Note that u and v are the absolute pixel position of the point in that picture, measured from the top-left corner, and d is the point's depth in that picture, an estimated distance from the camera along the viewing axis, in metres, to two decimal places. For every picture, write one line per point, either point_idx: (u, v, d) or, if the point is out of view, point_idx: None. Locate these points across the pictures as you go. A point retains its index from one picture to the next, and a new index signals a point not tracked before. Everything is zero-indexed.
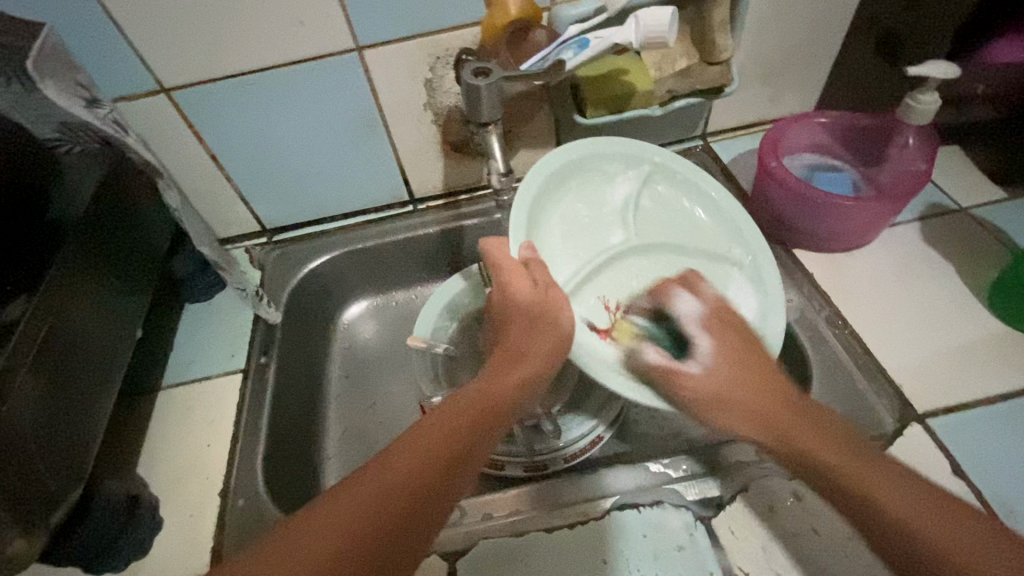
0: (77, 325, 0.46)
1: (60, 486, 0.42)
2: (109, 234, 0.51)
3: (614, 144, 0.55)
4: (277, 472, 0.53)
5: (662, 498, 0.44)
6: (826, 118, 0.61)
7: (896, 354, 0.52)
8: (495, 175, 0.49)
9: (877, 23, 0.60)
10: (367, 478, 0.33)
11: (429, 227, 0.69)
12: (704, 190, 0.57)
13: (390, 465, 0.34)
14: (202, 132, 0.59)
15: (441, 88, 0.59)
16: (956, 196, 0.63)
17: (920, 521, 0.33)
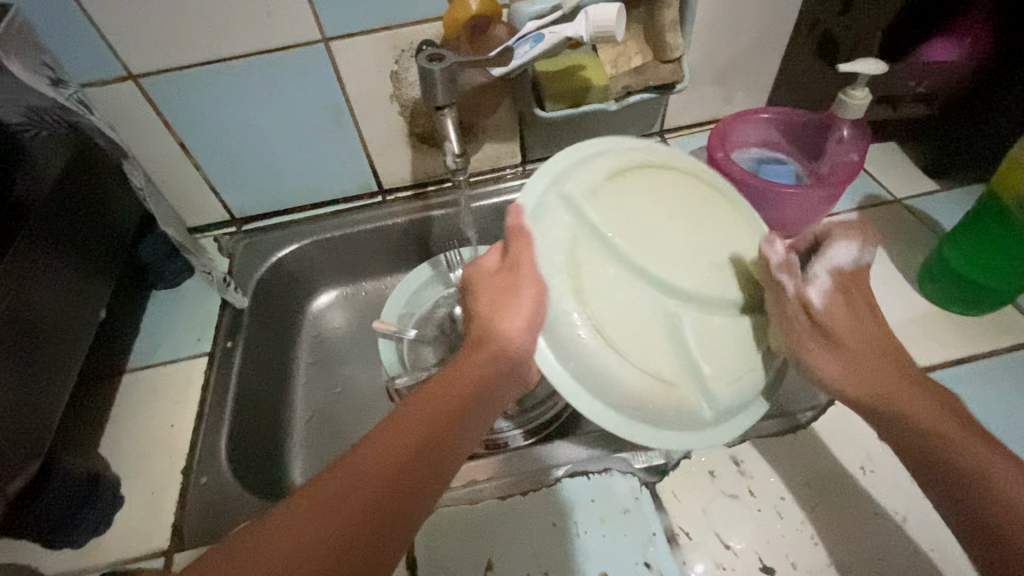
0: (35, 301, 0.46)
1: (19, 458, 0.42)
2: (74, 217, 0.52)
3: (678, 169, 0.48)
4: (242, 450, 0.54)
5: (610, 466, 0.47)
6: (770, 115, 0.65)
7: None
8: (451, 157, 0.51)
9: (816, 26, 0.64)
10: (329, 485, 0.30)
11: (396, 218, 0.71)
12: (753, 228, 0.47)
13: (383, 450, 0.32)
14: (171, 119, 0.60)
15: (406, 81, 0.61)
16: (891, 189, 0.68)
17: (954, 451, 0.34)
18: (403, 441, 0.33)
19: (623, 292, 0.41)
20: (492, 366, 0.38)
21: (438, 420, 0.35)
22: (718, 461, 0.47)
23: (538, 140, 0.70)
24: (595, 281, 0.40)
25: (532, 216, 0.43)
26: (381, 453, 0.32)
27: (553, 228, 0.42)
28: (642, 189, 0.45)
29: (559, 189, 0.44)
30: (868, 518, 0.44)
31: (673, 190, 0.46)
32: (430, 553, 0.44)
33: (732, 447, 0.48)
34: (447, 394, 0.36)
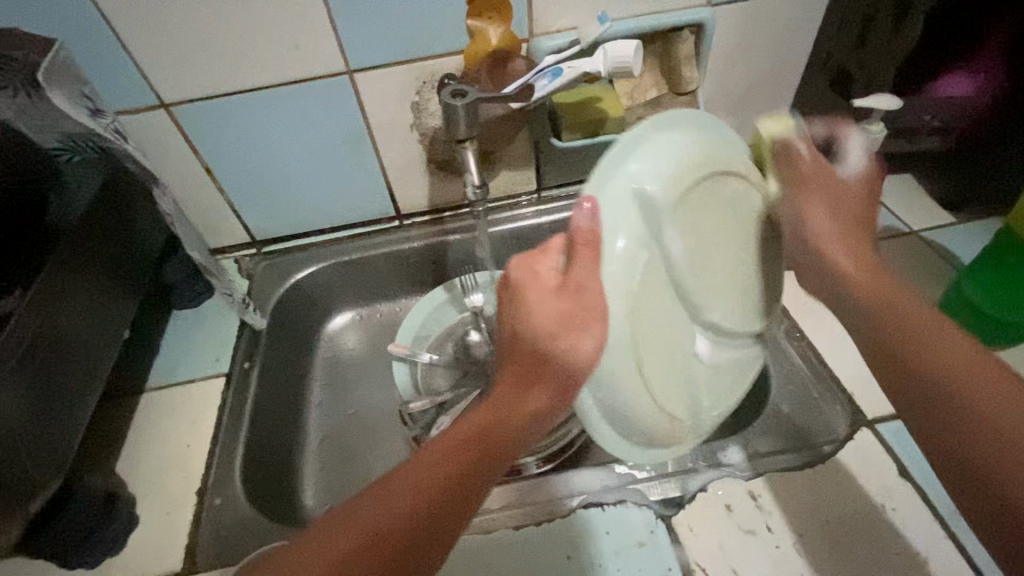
0: (62, 321, 0.47)
1: (40, 477, 0.43)
2: (102, 240, 0.53)
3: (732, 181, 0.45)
4: (256, 473, 0.54)
5: (625, 497, 0.47)
6: None
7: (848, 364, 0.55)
8: (471, 187, 0.52)
9: (830, 61, 0.65)
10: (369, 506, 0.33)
11: (414, 242, 0.72)
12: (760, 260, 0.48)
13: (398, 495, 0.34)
14: (199, 146, 0.62)
15: (427, 111, 0.63)
16: (908, 221, 0.68)
17: (976, 411, 0.32)
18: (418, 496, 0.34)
19: (656, 320, 0.41)
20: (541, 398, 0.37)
21: (489, 444, 0.36)
22: (735, 495, 0.47)
23: (554, 168, 0.71)
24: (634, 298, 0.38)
25: (605, 206, 0.37)
26: (421, 478, 0.34)
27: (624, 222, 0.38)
28: (693, 205, 0.42)
29: (622, 188, 0.38)
30: (890, 558, 0.43)
31: (718, 210, 0.44)
32: None
33: (750, 481, 0.47)
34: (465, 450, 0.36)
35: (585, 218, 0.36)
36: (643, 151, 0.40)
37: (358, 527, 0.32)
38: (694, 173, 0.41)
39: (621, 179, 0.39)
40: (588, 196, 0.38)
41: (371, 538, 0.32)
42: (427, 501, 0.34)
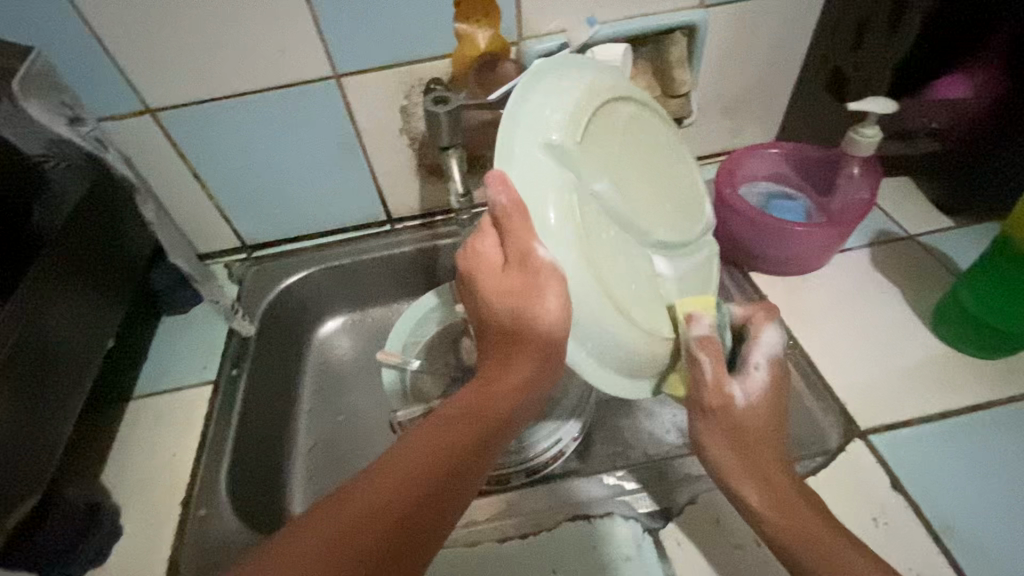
0: (49, 331, 0.47)
1: (20, 490, 0.42)
2: (90, 247, 0.53)
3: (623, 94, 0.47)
4: (243, 482, 0.54)
5: (613, 510, 0.46)
6: (779, 150, 0.65)
7: (842, 373, 0.54)
8: (455, 196, 0.52)
9: (826, 61, 0.64)
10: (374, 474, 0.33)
11: (404, 247, 0.72)
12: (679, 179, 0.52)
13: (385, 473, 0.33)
14: (186, 151, 0.61)
15: (415, 115, 0.62)
16: (905, 225, 0.66)
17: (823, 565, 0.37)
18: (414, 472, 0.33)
19: (607, 247, 0.40)
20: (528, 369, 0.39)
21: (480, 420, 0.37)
22: (725, 508, 0.46)
23: None
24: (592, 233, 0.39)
25: (516, 175, 0.37)
26: (442, 428, 0.36)
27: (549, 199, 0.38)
28: (605, 131, 0.44)
29: (519, 147, 0.39)
30: None
31: (619, 131, 0.46)
32: None
33: None
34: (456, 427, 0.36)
35: (505, 193, 0.36)
36: (555, 98, 0.41)
37: (368, 488, 0.32)
38: (553, 111, 0.40)
39: (532, 146, 0.38)
40: (496, 170, 0.37)
41: (385, 495, 0.32)
42: (435, 466, 0.34)
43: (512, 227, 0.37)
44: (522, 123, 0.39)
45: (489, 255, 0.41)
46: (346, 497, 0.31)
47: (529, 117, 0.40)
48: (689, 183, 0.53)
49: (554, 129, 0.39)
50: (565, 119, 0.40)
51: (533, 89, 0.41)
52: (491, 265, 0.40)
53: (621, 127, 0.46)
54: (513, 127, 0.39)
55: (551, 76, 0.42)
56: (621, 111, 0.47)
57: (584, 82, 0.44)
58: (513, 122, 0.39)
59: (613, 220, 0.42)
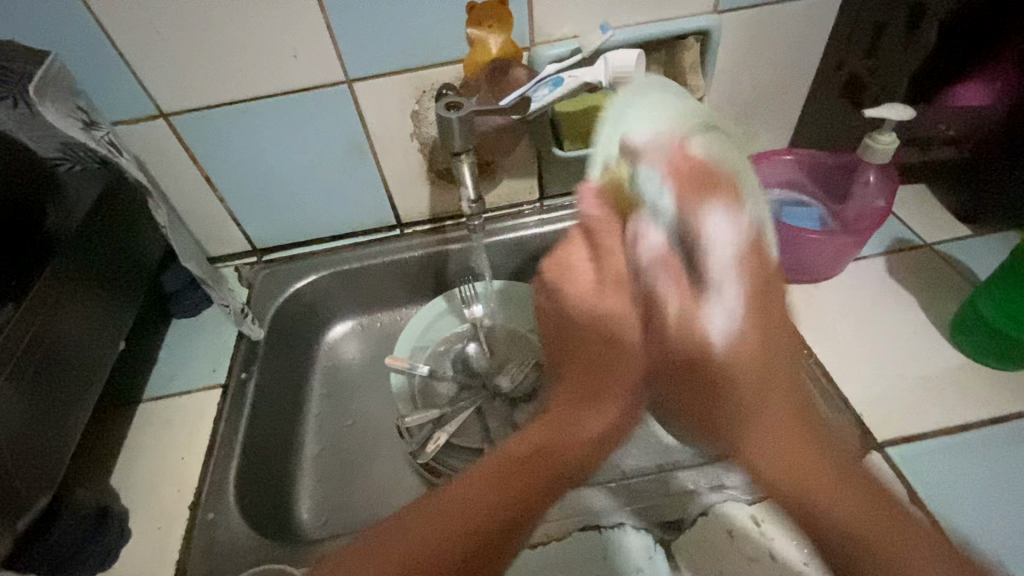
0: (60, 333, 0.47)
1: (31, 492, 0.42)
2: (100, 251, 0.53)
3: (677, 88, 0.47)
4: (252, 488, 0.54)
5: (624, 520, 0.45)
6: (793, 156, 0.65)
7: (857, 384, 0.53)
8: (467, 201, 0.52)
9: (842, 67, 0.63)
10: (443, 504, 0.33)
11: (414, 251, 0.72)
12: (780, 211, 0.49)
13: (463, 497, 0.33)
14: (198, 155, 0.61)
15: (427, 120, 0.62)
16: (921, 233, 0.65)
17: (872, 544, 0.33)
18: (488, 500, 0.33)
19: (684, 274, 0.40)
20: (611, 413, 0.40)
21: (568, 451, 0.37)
22: (738, 520, 0.45)
23: (557, 177, 0.70)
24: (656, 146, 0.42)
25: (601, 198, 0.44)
26: (524, 454, 0.36)
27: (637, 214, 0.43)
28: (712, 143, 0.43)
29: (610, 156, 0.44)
30: None
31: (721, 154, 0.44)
32: None
33: (753, 506, 0.46)
34: (540, 458, 0.36)
35: (591, 203, 0.44)
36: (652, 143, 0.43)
37: (462, 500, 0.33)
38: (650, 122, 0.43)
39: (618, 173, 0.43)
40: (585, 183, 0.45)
41: (457, 527, 0.32)
42: (510, 497, 0.34)
43: (604, 241, 0.45)
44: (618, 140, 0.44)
45: (581, 266, 0.45)
46: (431, 512, 0.33)
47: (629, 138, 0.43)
48: None
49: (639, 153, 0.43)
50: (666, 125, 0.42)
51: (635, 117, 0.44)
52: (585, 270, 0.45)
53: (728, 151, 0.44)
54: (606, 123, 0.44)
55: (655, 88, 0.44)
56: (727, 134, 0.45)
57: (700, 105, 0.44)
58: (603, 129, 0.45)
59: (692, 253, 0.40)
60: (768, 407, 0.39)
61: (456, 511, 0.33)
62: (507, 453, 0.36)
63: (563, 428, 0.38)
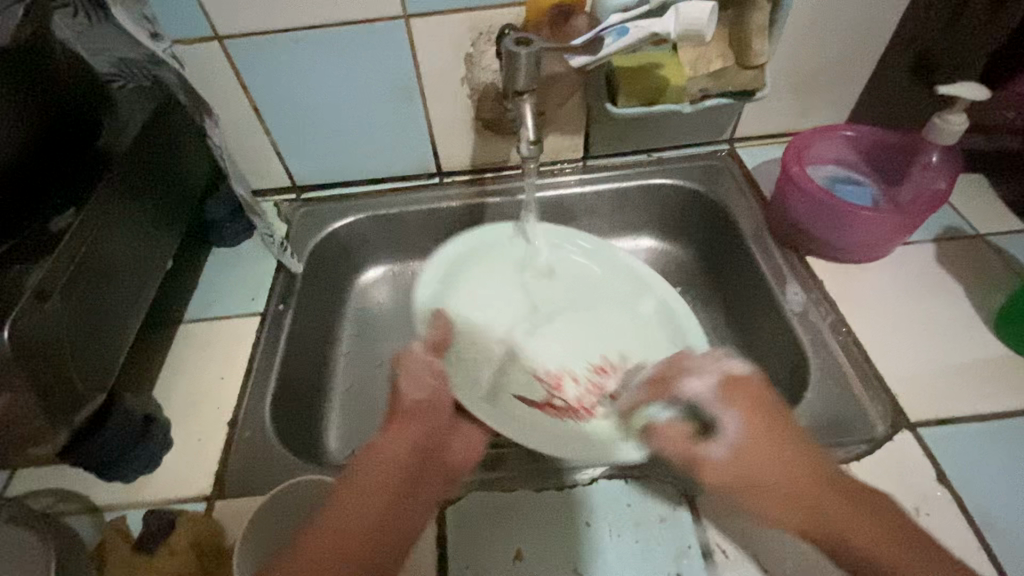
0: (116, 244, 0.48)
1: (89, 389, 0.44)
2: (151, 167, 0.53)
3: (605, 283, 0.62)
4: (285, 413, 0.55)
5: (649, 473, 0.46)
6: (852, 133, 0.63)
7: (892, 364, 0.53)
8: (526, 143, 0.50)
9: (914, 42, 0.63)
10: None
11: (452, 201, 0.71)
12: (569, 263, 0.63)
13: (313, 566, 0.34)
14: (249, 83, 0.61)
15: (479, 65, 0.61)
16: (973, 223, 0.64)
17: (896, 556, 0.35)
18: (334, 558, 0.35)
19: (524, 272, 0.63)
20: (418, 442, 0.41)
21: (383, 490, 0.38)
22: None
23: (603, 135, 0.69)
24: (487, 284, 0.61)
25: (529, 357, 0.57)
26: (350, 513, 0.37)
27: (485, 304, 0.60)
28: (553, 340, 0.60)
29: (488, 408, 0.50)
30: None
31: (591, 331, 0.60)
32: (462, 538, 0.43)
33: None
34: (365, 507, 0.37)
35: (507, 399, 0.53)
36: (476, 263, 0.62)
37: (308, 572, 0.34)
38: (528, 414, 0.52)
39: (462, 296, 0.59)
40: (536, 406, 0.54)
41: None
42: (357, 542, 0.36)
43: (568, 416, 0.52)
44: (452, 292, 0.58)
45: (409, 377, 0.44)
46: None
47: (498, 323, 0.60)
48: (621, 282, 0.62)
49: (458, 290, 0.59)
50: (539, 393, 0.55)
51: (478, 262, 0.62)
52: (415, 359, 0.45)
53: (599, 319, 0.61)
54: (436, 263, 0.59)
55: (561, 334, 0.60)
56: (605, 316, 0.61)
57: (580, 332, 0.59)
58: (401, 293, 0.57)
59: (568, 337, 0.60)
60: (841, 528, 0.37)
61: None
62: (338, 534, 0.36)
63: (365, 482, 0.38)
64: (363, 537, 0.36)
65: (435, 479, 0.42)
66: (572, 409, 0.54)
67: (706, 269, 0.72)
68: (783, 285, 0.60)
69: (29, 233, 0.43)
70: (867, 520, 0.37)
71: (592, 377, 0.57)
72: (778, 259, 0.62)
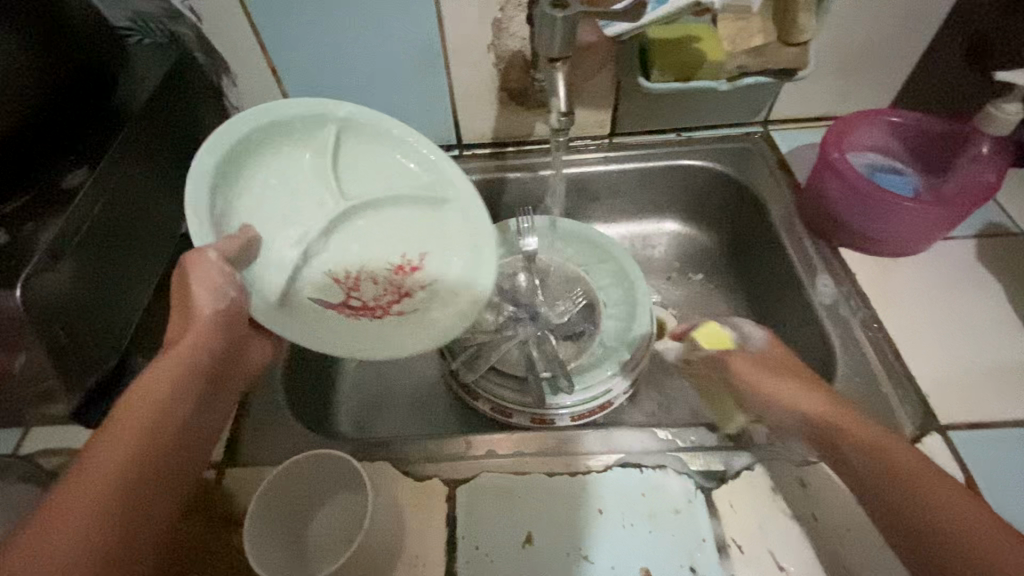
0: (129, 204, 0.47)
1: (103, 353, 0.44)
2: (165, 129, 0.52)
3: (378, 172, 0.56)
4: (298, 384, 0.55)
5: (665, 463, 0.45)
6: (898, 118, 0.60)
7: (923, 363, 0.51)
8: (556, 114, 0.48)
9: (966, 25, 0.58)
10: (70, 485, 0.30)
11: (471, 174, 0.69)
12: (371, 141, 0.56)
13: (106, 447, 0.32)
14: (268, 43, 0.58)
15: (507, 32, 0.58)
16: (1019, 219, 0.61)
17: (968, 523, 0.31)
18: (118, 434, 0.33)
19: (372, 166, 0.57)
20: (221, 345, 0.41)
21: (191, 375, 0.38)
22: (785, 479, 0.44)
23: (632, 112, 0.66)
24: (281, 180, 0.53)
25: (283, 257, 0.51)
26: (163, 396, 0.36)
27: (268, 211, 0.52)
28: (350, 242, 0.56)
29: (281, 316, 0.48)
30: None
31: (394, 231, 0.57)
32: (471, 518, 0.43)
33: (802, 467, 0.45)
34: (151, 390, 0.36)
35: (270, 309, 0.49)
36: (269, 156, 0.53)
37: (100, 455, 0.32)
38: (320, 318, 0.51)
39: (252, 202, 0.51)
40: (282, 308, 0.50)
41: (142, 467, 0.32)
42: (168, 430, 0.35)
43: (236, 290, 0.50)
44: (229, 201, 0.49)
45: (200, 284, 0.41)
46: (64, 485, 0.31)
47: (325, 251, 0.54)
48: (455, 212, 0.57)
49: (238, 194, 0.50)
50: (336, 295, 0.54)
51: (253, 155, 0.51)
52: (211, 267, 0.42)
53: (440, 223, 0.57)
54: (209, 155, 0.47)
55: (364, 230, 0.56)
56: (450, 232, 0.58)
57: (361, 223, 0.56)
58: (205, 192, 0.46)
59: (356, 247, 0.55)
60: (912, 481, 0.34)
61: (94, 482, 0.31)
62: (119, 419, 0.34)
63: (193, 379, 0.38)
64: (164, 403, 0.36)
65: (229, 386, 0.42)
66: (367, 308, 0.54)
67: (729, 257, 0.69)
68: (813, 277, 0.57)
69: (40, 190, 0.42)
70: (945, 482, 0.34)
71: (389, 277, 0.56)
72: (809, 249, 0.59)
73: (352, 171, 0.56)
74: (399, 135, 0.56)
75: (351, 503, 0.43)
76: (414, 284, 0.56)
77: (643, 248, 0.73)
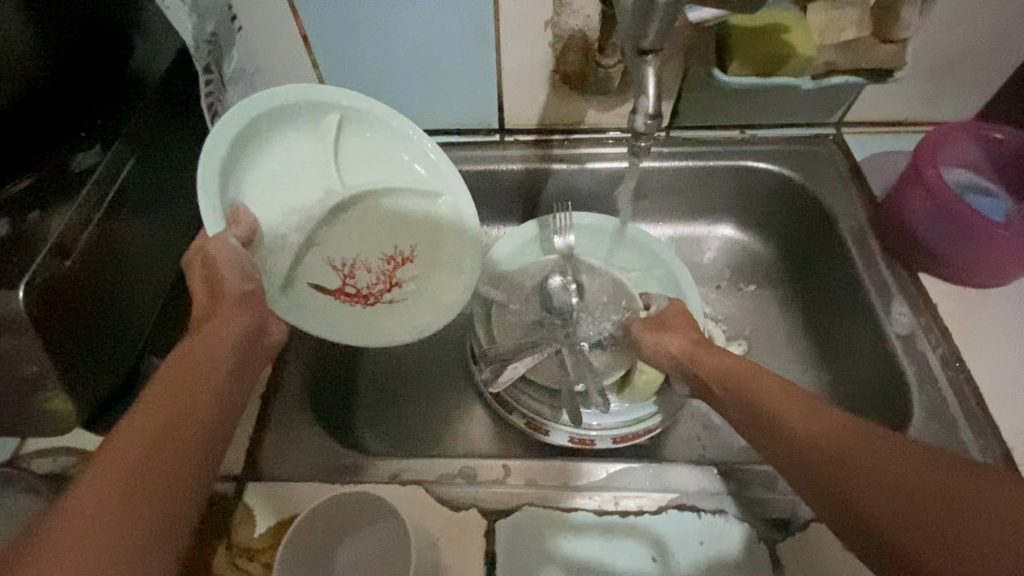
0: (151, 186, 0.42)
1: (116, 356, 0.40)
2: (185, 104, 0.47)
3: (376, 159, 0.52)
4: (319, 388, 0.52)
5: (725, 508, 0.42)
6: (1001, 134, 0.54)
7: (1007, 410, 0.47)
8: (642, 115, 0.43)
9: None
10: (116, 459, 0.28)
11: (514, 163, 0.63)
12: (368, 121, 0.52)
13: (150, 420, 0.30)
14: (302, 9, 0.52)
15: (571, 8, 0.52)
16: None
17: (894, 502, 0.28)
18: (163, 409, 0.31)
19: (369, 150, 0.52)
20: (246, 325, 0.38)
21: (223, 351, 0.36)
22: None
23: (696, 106, 0.60)
24: (282, 163, 0.48)
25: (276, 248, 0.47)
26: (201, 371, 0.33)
27: (275, 196, 0.48)
28: (348, 231, 0.52)
29: (288, 305, 0.46)
30: None
31: (386, 222, 0.53)
32: (514, 556, 0.40)
33: None
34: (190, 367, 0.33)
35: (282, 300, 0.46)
36: (267, 139, 0.47)
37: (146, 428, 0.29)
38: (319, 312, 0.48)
39: (256, 188, 0.46)
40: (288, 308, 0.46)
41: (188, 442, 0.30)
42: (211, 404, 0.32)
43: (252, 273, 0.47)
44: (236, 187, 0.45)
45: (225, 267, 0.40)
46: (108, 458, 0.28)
47: (327, 238, 0.51)
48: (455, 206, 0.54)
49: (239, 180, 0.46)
50: (333, 285, 0.50)
51: (257, 139, 0.47)
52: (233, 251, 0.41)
53: (437, 217, 0.54)
54: (218, 140, 0.43)
55: (362, 219, 0.52)
56: (449, 234, 0.54)
57: (360, 212, 0.52)
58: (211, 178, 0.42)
59: (354, 236, 0.52)
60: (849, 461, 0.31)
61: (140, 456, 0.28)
62: (155, 396, 0.31)
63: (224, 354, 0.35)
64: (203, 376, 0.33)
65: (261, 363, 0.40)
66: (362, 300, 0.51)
67: (786, 270, 0.64)
68: (886, 305, 0.52)
69: (49, 172, 0.38)
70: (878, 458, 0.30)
71: (383, 267, 0.52)
72: (884, 271, 0.54)
73: (349, 154, 0.51)
74: (401, 128, 0.52)
75: (381, 537, 0.38)
76: (406, 274, 0.53)
77: (691, 253, 0.67)
